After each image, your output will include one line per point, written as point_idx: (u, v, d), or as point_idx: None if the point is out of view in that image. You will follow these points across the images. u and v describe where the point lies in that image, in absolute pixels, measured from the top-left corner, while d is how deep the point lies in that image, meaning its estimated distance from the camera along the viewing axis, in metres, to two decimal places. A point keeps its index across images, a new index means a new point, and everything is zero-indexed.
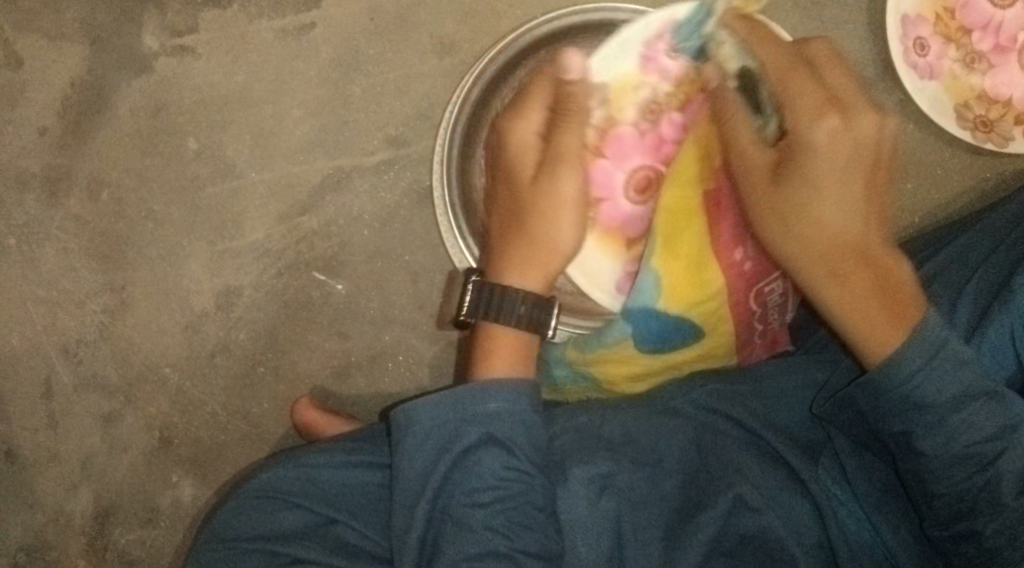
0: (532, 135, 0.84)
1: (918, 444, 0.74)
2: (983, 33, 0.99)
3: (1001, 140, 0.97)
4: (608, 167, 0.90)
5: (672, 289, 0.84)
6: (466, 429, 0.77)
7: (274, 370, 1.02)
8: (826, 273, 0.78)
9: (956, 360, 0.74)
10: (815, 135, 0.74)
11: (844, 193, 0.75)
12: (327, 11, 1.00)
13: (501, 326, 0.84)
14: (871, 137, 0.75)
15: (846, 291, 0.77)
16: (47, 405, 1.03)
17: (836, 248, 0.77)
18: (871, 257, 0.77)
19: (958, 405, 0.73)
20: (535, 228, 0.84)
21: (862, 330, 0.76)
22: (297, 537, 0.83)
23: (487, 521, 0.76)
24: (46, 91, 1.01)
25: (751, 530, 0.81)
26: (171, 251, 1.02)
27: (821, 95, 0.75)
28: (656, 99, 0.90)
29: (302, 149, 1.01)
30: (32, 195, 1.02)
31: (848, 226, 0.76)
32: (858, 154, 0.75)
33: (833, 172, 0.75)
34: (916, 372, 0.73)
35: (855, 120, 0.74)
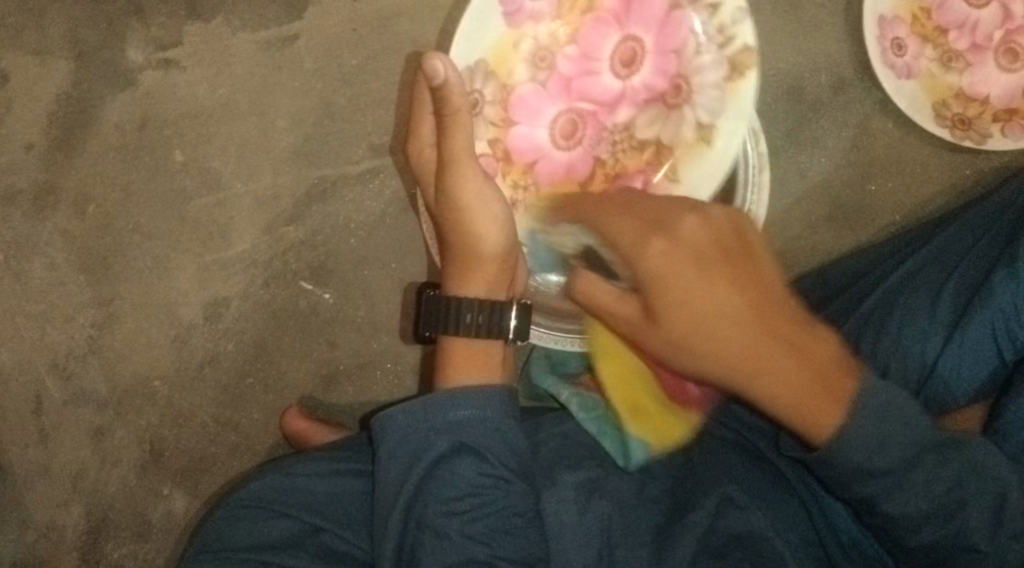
0: (428, 147, 0.82)
1: (884, 507, 0.71)
2: (959, 31, 0.99)
3: (979, 138, 0.98)
4: (525, 130, 0.88)
5: (636, 419, 0.87)
6: (435, 439, 0.78)
7: (263, 380, 1.03)
8: (750, 370, 0.73)
9: (903, 419, 0.69)
10: (650, 260, 0.74)
11: (733, 307, 0.74)
12: (310, 22, 1.01)
13: (457, 339, 0.85)
14: (703, 239, 0.76)
15: (772, 380, 0.73)
16: (37, 420, 1.03)
17: (745, 361, 0.73)
18: (796, 345, 0.73)
19: (916, 462, 0.70)
20: (459, 240, 0.83)
21: (800, 418, 0.72)
22: (284, 546, 0.83)
23: (465, 529, 0.77)
24: (32, 107, 1.01)
25: (738, 529, 0.80)
26: (157, 263, 1.02)
27: (641, 226, 0.77)
28: (542, 45, 0.87)
29: (288, 160, 1.02)
30: (19, 210, 1.02)
31: (755, 339, 0.73)
32: (706, 263, 0.74)
33: (689, 279, 0.74)
34: (869, 444, 0.69)
35: (680, 235, 0.75)
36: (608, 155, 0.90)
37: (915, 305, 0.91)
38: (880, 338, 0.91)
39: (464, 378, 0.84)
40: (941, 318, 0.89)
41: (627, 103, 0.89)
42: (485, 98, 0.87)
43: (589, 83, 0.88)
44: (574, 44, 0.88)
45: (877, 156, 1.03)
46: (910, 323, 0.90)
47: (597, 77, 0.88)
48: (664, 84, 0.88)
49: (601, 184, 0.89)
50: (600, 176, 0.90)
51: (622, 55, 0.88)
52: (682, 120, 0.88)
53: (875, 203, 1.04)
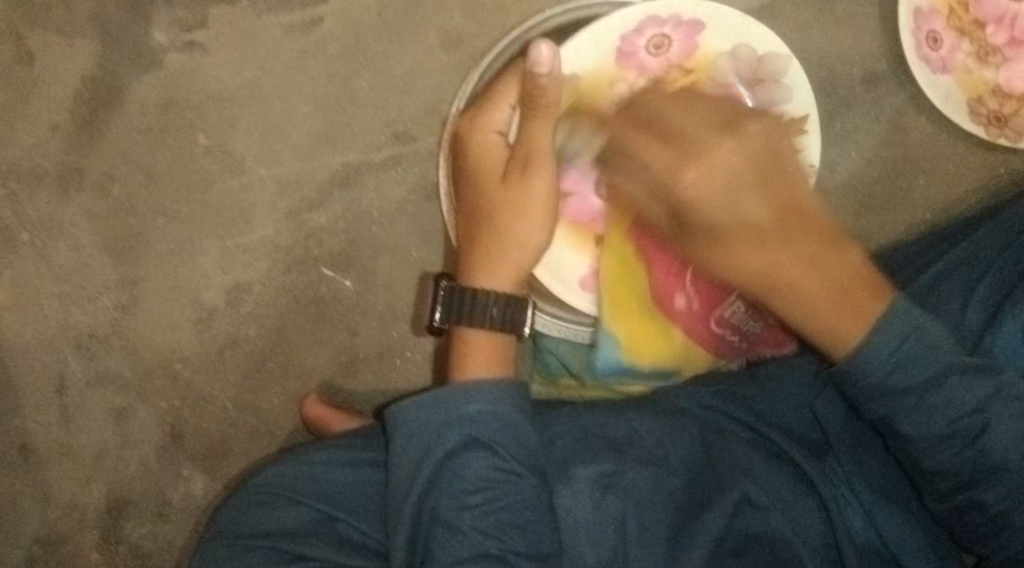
0: (495, 134, 0.84)
1: (902, 427, 0.76)
2: (997, 26, 0.97)
3: (1014, 136, 0.96)
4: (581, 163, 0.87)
5: (640, 346, 0.90)
6: (448, 432, 0.78)
7: (283, 365, 1.03)
8: (773, 291, 0.78)
9: (930, 342, 0.74)
10: (685, 184, 0.73)
11: (751, 227, 0.75)
12: (336, 7, 1.00)
13: (473, 328, 0.84)
14: (738, 163, 0.74)
15: (796, 301, 0.77)
16: (60, 399, 1.04)
17: (773, 279, 0.77)
18: (825, 255, 0.77)
19: (936, 384, 0.74)
20: (506, 229, 0.83)
21: (824, 330, 0.77)
22: (301, 535, 0.83)
23: (477, 523, 0.76)
24: (58, 87, 1.01)
25: (757, 529, 0.81)
26: (180, 246, 1.02)
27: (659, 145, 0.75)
28: (632, 95, 0.87)
29: (311, 146, 1.01)
30: (44, 190, 1.03)
31: (807, 271, 0.76)
32: (760, 171, 0.75)
33: (745, 194, 0.74)
34: (889, 360, 0.74)
35: (714, 163, 0.73)
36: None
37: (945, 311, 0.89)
38: None
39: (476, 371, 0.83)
40: (970, 323, 0.88)
41: None
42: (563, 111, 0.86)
43: None
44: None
45: (908, 152, 1.01)
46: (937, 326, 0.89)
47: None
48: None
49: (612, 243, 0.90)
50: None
51: None
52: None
53: (905, 199, 1.02)
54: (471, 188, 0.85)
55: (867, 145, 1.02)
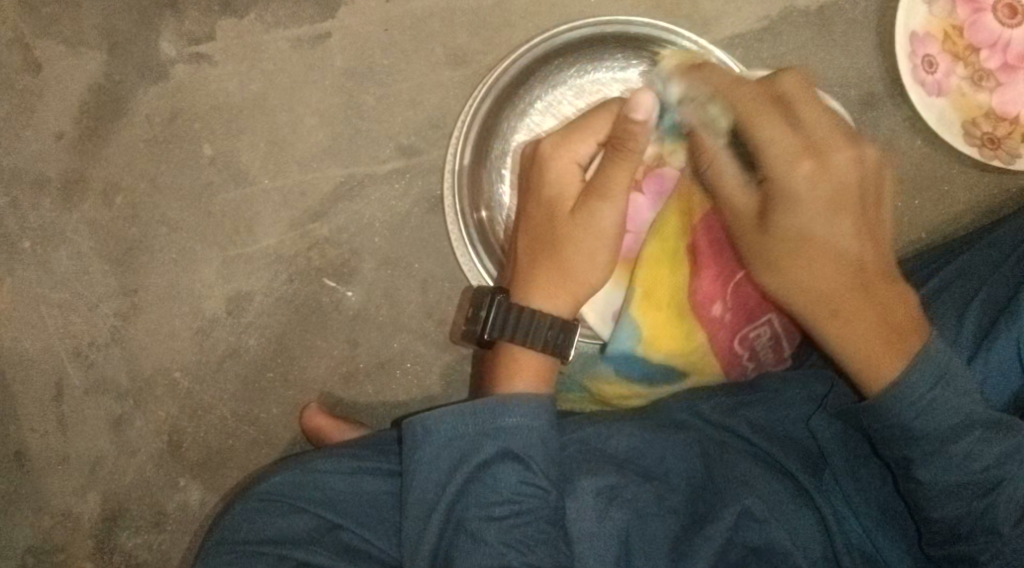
0: (576, 165, 0.85)
1: (918, 472, 0.76)
2: (991, 51, 0.99)
3: (1009, 158, 0.98)
4: (642, 202, 0.91)
5: (645, 305, 0.89)
6: (483, 444, 0.78)
7: (283, 375, 1.03)
8: (828, 313, 0.80)
9: (958, 391, 0.75)
10: (798, 180, 0.78)
11: (835, 240, 0.79)
12: (343, 21, 1.01)
13: (521, 347, 0.84)
14: (849, 179, 0.79)
15: (848, 324, 0.79)
16: (57, 407, 1.03)
17: (834, 294, 0.79)
18: (872, 291, 0.79)
19: (958, 435, 0.75)
20: (570, 257, 0.85)
21: (859, 357, 0.79)
22: (306, 541, 0.83)
23: (501, 536, 0.76)
24: (63, 96, 1.02)
25: (755, 543, 0.81)
26: (182, 255, 1.03)
27: (798, 139, 0.78)
28: None
29: (316, 157, 1.02)
30: (47, 198, 1.03)
31: (841, 269, 0.79)
32: (842, 198, 0.79)
33: (818, 212, 0.78)
34: (914, 405, 0.75)
35: (791, 189, 0.78)
36: None
37: (940, 322, 0.90)
38: None
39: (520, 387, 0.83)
40: (965, 338, 0.89)
41: None
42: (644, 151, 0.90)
43: None
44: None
45: (904, 173, 1.03)
46: None
47: None
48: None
49: None
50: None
51: None
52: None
53: (902, 220, 1.03)
54: (542, 217, 0.86)
55: None
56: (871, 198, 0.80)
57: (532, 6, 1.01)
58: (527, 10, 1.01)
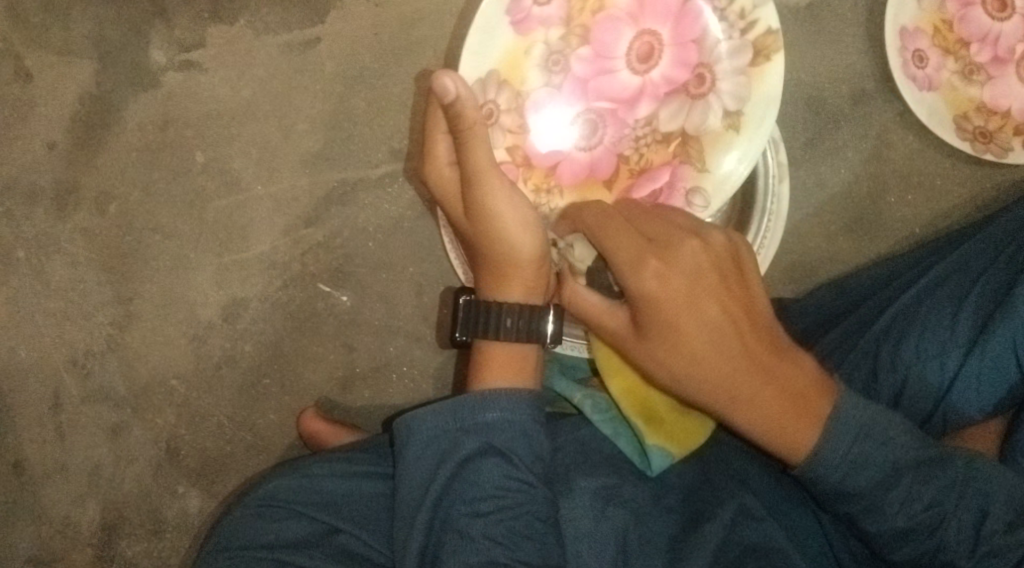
0: (449, 167, 0.82)
1: (864, 523, 0.76)
2: (981, 44, 0.99)
3: (1000, 151, 0.98)
4: (545, 133, 0.88)
5: (655, 432, 0.84)
6: (464, 439, 0.79)
7: (279, 381, 1.03)
8: (728, 398, 0.79)
9: (879, 440, 0.75)
10: (644, 284, 0.78)
11: (699, 323, 0.78)
12: (333, 26, 1.01)
13: (495, 342, 0.85)
14: (699, 263, 0.80)
15: (754, 405, 0.78)
16: (55, 416, 1.04)
17: (729, 380, 0.78)
18: (764, 366, 0.78)
19: (890, 484, 0.74)
20: (490, 248, 0.82)
21: (774, 435, 0.77)
22: (303, 546, 0.82)
23: (486, 530, 0.76)
24: (55, 106, 1.02)
25: (755, 540, 0.80)
26: (176, 264, 1.03)
27: (643, 244, 0.79)
28: (553, 49, 0.88)
29: (308, 163, 1.02)
30: (40, 208, 1.03)
31: (728, 353, 0.78)
32: (699, 283, 0.79)
33: (684, 303, 0.78)
34: (845, 457, 0.74)
35: (677, 261, 0.79)
36: (631, 151, 0.89)
37: (934, 318, 0.90)
38: (902, 345, 0.90)
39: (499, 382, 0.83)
40: (962, 333, 0.89)
41: (648, 97, 0.88)
42: (499, 108, 0.87)
43: (606, 82, 0.88)
44: (587, 45, 0.88)
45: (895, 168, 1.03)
46: (930, 334, 0.90)
47: (613, 76, 0.88)
48: (682, 76, 0.88)
49: (624, 182, 0.89)
50: (624, 173, 0.89)
51: (639, 52, 0.88)
52: (707, 109, 0.87)
53: (895, 216, 1.04)
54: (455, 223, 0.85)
55: (857, 161, 1.03)
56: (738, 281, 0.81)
57: None
58: None
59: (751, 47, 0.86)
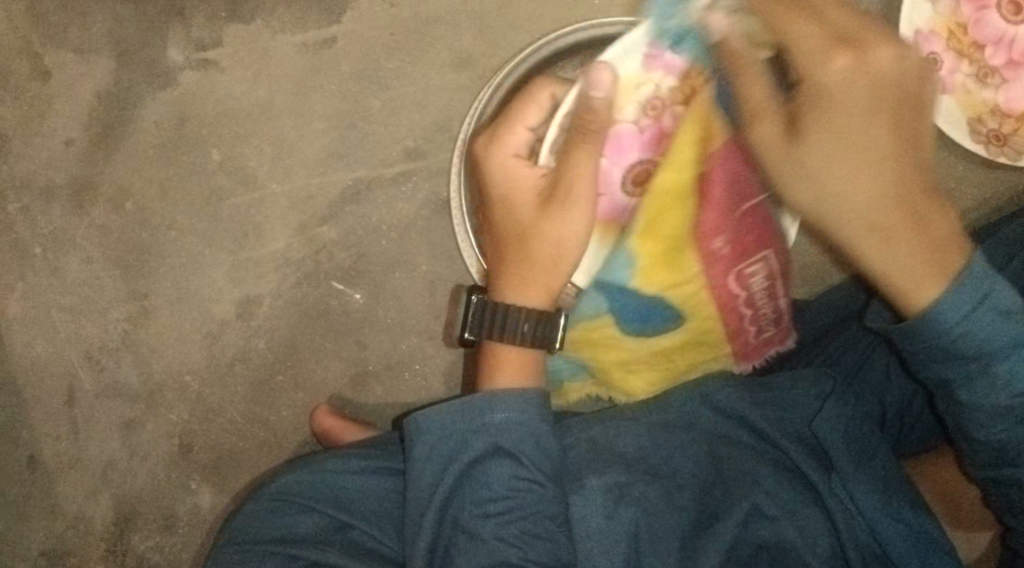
0: (513, 159, 0.81)
1: (957, 394, 0.74)
2: (995, 48, 0.99)
3: (1014, 154, 0.98)
4: (607, 165, 0.82)
5: (646, 237, 0.81)
6: (472, 440, 0.78)
7: (292, 378, 1.04)
8: (864, 226, 0.73)
9: (1001, 312, 0.72)
10: (830, 70, 0.71)
11: (859, 134, 0.72)
12: (349, 26, 1.02)
13: (504, 344, 0.84)
14: (888, 71, 0.71)
15: (890, 244, 0.73)
16: (69, 411, 1.04)
17: (876, 198, 0.72)
18: (918, 213, 0.73)
19: (1002, 357, 0.72)
20: (530, 252, 0.81)
21: (899, 280, 0.73)
22: (315, 541, 0.83)
23: (498, 532, 0.77)
24: (73, 104, 1.03)
25: (765, 539, 0.82)
26: (191, 260, 1.03)
27: (831, 33, 0.71)
28: (659, 94, 0.81)
29: (323, 161, 1.03)
30: (57, 205, 1.04)
31: (888, 178, 0.72)
32: (879, 94, 0.71)
33: (853, 116, 0.71)
34: (958, 324, 0.71)
35: (872, 59, 0.70)
36: None
37: None
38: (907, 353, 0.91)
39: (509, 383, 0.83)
40: None
41: None
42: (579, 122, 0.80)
43: None
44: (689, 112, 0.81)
45: None
46: None
47: None
48: None
49: None
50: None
51: None
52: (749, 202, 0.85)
53: None
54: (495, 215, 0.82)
55: None
56: (914, 97, 0.73)
57: (537, 8, 1.01)
58: (532, 12, 1.01)
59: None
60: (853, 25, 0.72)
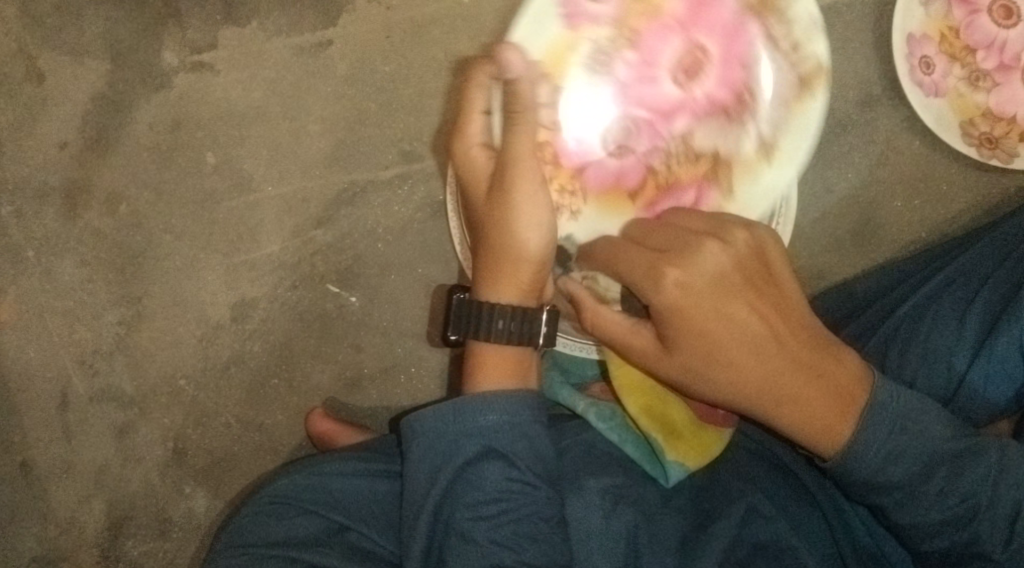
0: (476, 148, 0.81)
1: (895, 515, 0.78)
2: (987, 52, 1.00)
3: (1006, 157, 0.99)
4: (576, 135, 0.82)
5: (676, 446, 0.84)
6: (463, 441, 0.77)
7: (287, 381, 1.04)
8: (773, 402, 0.79)
9: (916, 435, 0.77)
10: (665, 293, 0.78)
11: (728, 326, 0.79)
12: (344, 29, 1.02)
13: (486, 345, 0.83)
14: (718, 265, 0.79)
15: (800, 406, 0.79)
16: (62, 416, 1.04)
17: (765, 386, 0.79)
18: (808, 366, 0.79)
19: (927, 475, 0.77)
20: (500, 238, 0.80)
21: (812, 435, 0.78)
22: (313, 543, 0.82)
23: (492, 534, 0.76)
24: (67, 107, 1.02)
25: (762, 539, 0.81)
26: (185, 264, 1.03)
27: (648, 254, 0.80)
28: (599, 49, 0.82)
29: (318, 164, 1.03)
30: (50, 208, 1.03)
31: (765, 357, 0.79)
32: (735, 283, 0.79)
33: (706, 306, 0.79)
34: (879, 459, 0.76)
35: (698, 266, 0.79)
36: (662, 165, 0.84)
37: (943, 320, 0.92)
38: (907, 352, 0.92)
39: (491, 385, 0.82)
40: (970, 336, 0.91)
41: (685, 113, 0.83)
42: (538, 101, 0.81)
43: (647, 90, 0.83)
44: (633, 50, 0.83)
45: (902, 173, 1.04)
46: (938, 337, 0.92)
47: (655, 84, 0.83)
48: (723, 96, 0.84)
49: (649, 197, 0.84)
50: (650, 186, 0.84)
51: (684, 62, 0.83)
52: (743, 134, 0.84)
53: (900, 221, 1.04)
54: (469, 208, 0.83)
55: (864, 166, 1.04)
56: (759, 284, 0.80)
57: None
58: None
59: (800, 80, 0.83)
60: (657, 230, 0.82)
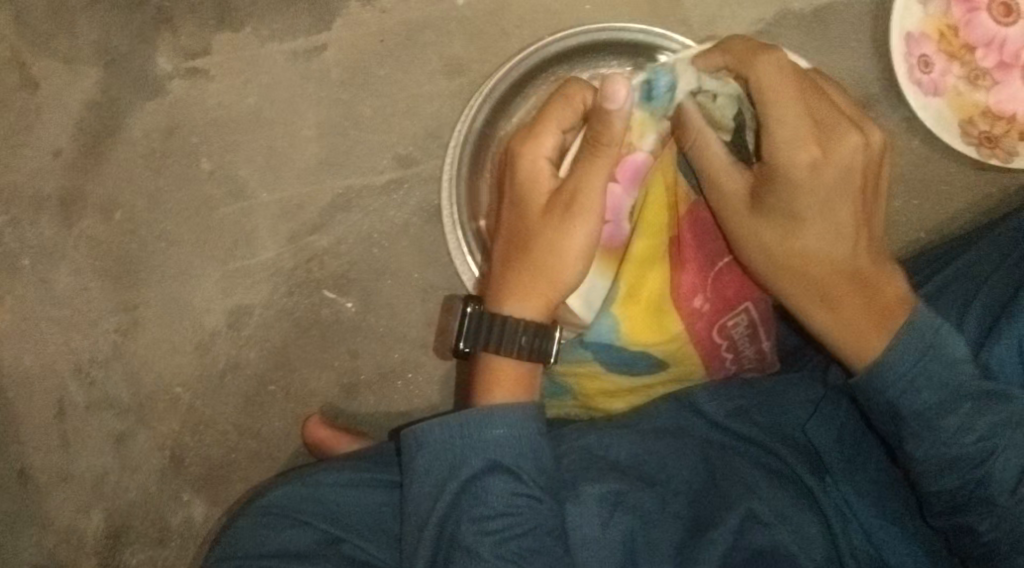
0: (543, 160, 0.82)
1: (910, 447, 0.76)
2: (986, 50, 0.99)
3: (1006, 156, 0.98)
4: (618, 190, 0.84)
5: (628, 304, 0.85)
6: (468, 457, 0.78)
7: (284, 388, 1.03)
8: (817, 297, 0.80)
9: (947, 362, 0.75)
10: (798, 159, 0.74)
11: (831, 214, 0.77)
12: (338, 33, 1.01)
13: (496, 357, 0.84)
14: (855, 162, 0.76)
15: (842, 307, 0.79)
16: (60, 424, 1.03)
17: (823, 272, 0.79)
18: (861, 277, 0.79)
19: (947, 408, 0.74)
20: (541, 254, 0.82)
21: (847, 335, 0.79)
22: (308, 556, 0.82)
23: (497, 551, 0.76)
24: (61, 114, 1.02)
25: (762, 544, 0.80)
26: (181, 270, 1.03)
27: (805, 124, 0.75)
28: None
29: (313, 170, 1.02)
30: (46, 216, 1.03)
31: (839, 249, 0.78)
32: (854, 180, 0.76)
33: (817, 197, 0.76)
34: (903, 378, 0.75)
35: (835, 152, 0.75)
36: None
37: (942, 321, 0.90)
38: None
39: (501, 394, 0.82)
40: (969, 336, 0.88)
41: None
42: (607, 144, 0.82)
43: None
44: None
45: (902, 173, 1.03)
46: None
47: None
48: None
49: None
50: None
51: None
52: None
53: (900, 221, 1.03)
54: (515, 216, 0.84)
55: None
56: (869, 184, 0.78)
57: (526, 15, 1.01)
58: (522, 19, 1.01)
59: None
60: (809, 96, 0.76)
